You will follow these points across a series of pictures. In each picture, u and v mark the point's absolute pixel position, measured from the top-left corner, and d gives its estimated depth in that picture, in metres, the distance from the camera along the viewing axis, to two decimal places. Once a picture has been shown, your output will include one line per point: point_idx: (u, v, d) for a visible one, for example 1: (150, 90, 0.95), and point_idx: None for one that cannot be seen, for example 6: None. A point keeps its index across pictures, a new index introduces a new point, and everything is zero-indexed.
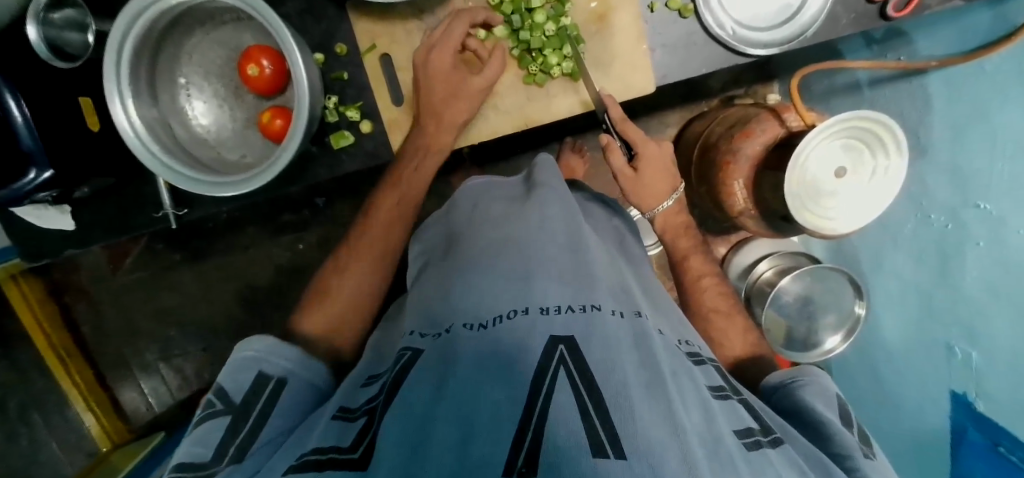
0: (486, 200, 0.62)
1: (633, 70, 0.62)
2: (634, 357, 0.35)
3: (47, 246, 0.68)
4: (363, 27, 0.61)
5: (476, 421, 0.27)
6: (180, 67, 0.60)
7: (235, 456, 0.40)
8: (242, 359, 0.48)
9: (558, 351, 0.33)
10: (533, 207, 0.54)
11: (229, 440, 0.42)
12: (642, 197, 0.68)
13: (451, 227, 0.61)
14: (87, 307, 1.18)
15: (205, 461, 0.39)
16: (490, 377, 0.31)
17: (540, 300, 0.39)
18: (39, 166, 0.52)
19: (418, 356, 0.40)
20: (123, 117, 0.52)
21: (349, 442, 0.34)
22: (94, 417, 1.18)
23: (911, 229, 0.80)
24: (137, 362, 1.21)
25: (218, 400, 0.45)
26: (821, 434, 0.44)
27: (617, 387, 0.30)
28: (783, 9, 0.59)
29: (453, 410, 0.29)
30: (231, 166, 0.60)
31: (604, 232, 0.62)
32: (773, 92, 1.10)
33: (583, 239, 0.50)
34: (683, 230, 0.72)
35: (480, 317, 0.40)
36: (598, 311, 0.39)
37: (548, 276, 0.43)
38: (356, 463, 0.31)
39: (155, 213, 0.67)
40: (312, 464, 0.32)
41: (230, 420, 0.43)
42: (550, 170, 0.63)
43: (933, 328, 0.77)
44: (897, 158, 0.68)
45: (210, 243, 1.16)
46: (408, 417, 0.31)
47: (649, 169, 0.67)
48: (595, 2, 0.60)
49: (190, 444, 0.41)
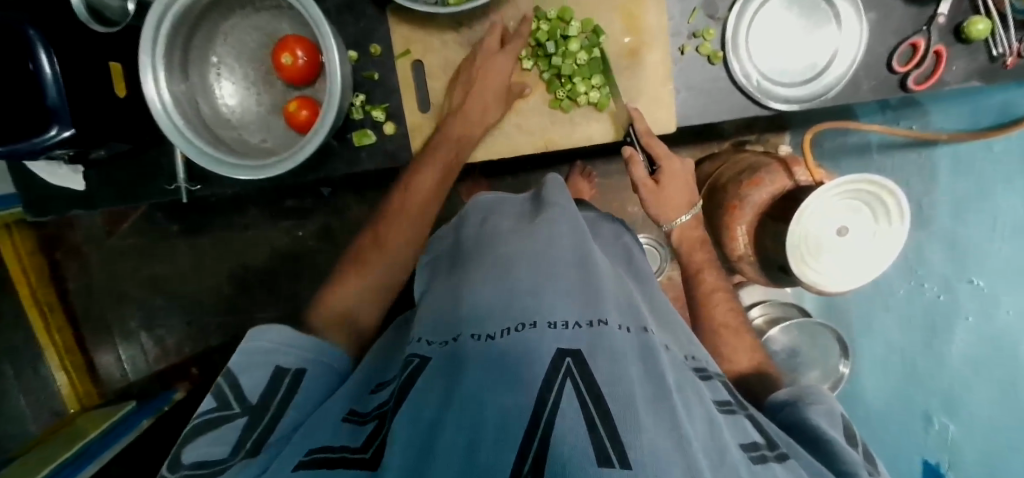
0: (497, 215, 0.62)
1: (658, 107, 0.62)
2: (640, 370, 0.35)
3: (51, 203, 0.68)
4: (399, 31, 0.62)
5: (483, 424, 0.29)
6: (214, 47, 0.60)
7: (251, 449, 0.39)
8: (253, 349, 0.47)
9: (565, 363, 0.34)
10: (543, 223, 0.54)
11: (247, 432, 0.41)
12: (664, 209, 0.67)
13: (462, 236, 0.61)
14: (78, 266, 1.18)
15: (220, 458, 0.39)
16: (499, 380, 0.32)
17: (548, 315, 0.39)
18: (61, 124, 0.52)
19: (425, 363, 0.40)
20: (154, 91, 0.53)
21: (360, 442, 0.35)
22: (67, 377, 1.16)
23: (903, 294, 0.83)
24: (119, 328, 1.20)
25: (233, 399, 0.43)
26: (829, 454, 0.44)
27: (621, 396, 0.31)
28: (808, 68, 0.60)
29: (462, 416, 0.30)
30: (251, 149, 0.61)
31: (612, 252, 0.63)
32: (784, 142, 1.12)
33: (591, 254, 0.49)
34: (699, 244, 0.70)
35: (489, 328, 0.39)
36: (606, 326, 0.38)
37: (557, 293, 0.42)
38: (367, 463, 0.32)
39: (168, 185, 0.67)
40: (321, 462, 0.33)
41: (245, 418, 0.42)
42: (560, 190, 0.63)
43: (915, 395, 0.81)
44: (901, 222, 0.70)
45: (209, 218, 1.16)
46: (416, 420, 0.32)
47: (670, 183, 0.66)
48: (629, 37, 0.61)
49: (204, 442, 0.40)
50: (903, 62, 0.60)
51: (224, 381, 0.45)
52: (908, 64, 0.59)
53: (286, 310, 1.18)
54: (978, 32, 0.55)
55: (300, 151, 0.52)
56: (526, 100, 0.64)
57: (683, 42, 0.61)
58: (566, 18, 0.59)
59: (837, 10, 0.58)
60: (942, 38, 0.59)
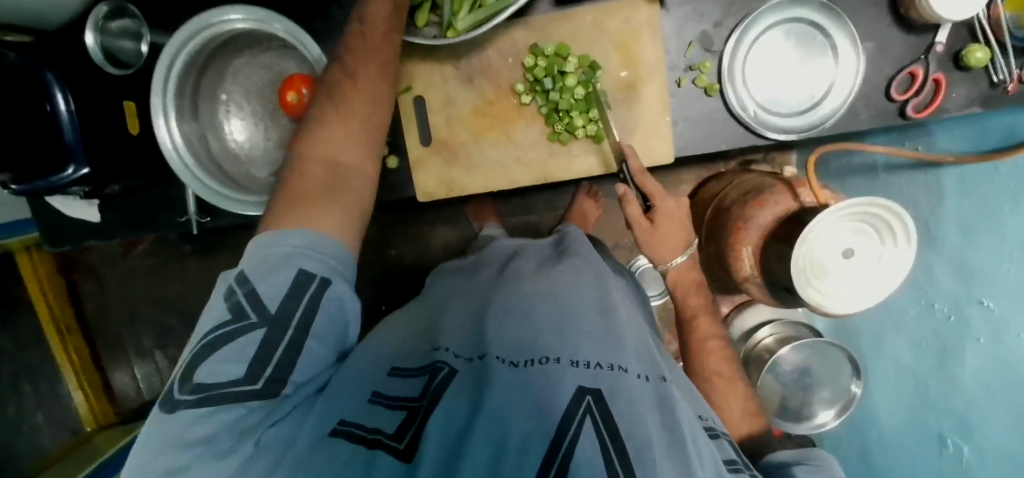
0: (522, 257, 0.63)
1: (655, 139, 0.63)
2: (657, 419, 0.35)
3: (68, 233, 0.70)
4: (402, 68, 0.64)
5: (506, 445, 0.31)
6: (224, 85, 0.62)
7: (270, 382, 0.36)
8: (276, 251, 0.40)
9: (585, 400, 0.33)
10: (565, 266, 0.55)
11: (268, 352, 0.37)
12: (657, 251, 0.65)
13: (479, 279, 0.61)
14: (95, 285, 1.20)
15: (240, 382, 0.35)
16: (529, 407, 0.33)
17: (571, 353, 0.39)
18: (77, 162, 0.54)
19: (453, 376, 0.39)
20: (165, 132, 0.57)
21: (394, 428, 0.35)
22: (83, 394, 1.19)
23: (913, 315, 0.82)
24: (134, 348, 1.23)
25: (249, 304, 0.37)
26: None
27: (640, 441, 0.31)
28: (805, 99, 0.61)
29: (488, 432, 0.32)
30: (259, 184, 0.62)
31: (626, 293, 0.60)
32: (791, 160, 1.11)
33: (613, 305, 0.50)
34: (695, 286, 0.68)
35: (515, 355, 0.40)
36: (624, 372, 0.39)
37: (579, 333, 0.42)
38: (403, 454, 0.33)
39: (178, 217, 0.69)
40: (357, 437, 0.34)
41: (263, 330, 0.37)
42: (581, 241, 0.64)
43: (928, 418, 0.81)
44: (907, 245, 0.70)
45: (221, 240, 1.18)
46: (445, 436, 0.33)
47: (665, 223, 0.64)
48: (626, 71, 0.61)
49: (217, 359, 0.35)
50: (902, 90, 0.60)
51: (238, 287, 0.38)
52: (906, 92, 0.59)
53: None
54: (977, 60, 0.55)
55: None
56: (525, 132, 0.65)
57: (680, 75, 0.62)
58: (564, 54, 0.60)
59: (834, 41, 0.59)
60: (941, 66, 0.59)
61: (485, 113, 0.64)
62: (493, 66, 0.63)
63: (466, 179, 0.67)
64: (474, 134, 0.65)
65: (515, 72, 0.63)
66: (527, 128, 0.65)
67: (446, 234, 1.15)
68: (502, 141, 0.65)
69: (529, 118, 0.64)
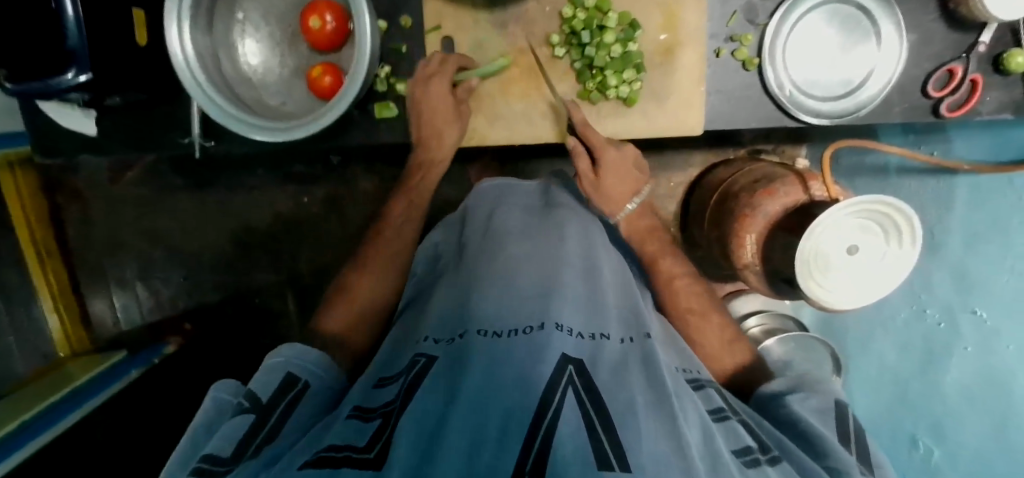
0: (505, 208, 0.59)
1: (686, 109, 0.61)
2: (642, 376, 0.36)
3: (62, 145, 0.67)
4: (432, 6, 0.61)
5: (485, 433, 0.27)
6: (240, 2, 0.59)
7: (255, 450, 0.35)
8: (270, 365, 0.46)
9: (567, 371, 0.33)
10: (555, 228, 0.54)
11: (254, 433, 0.37)
12: (606, 201, 0.62)
13: (469, 231, 0.58)
14: (79, 210, 1.16)
15: (225, 456, 0.34)
16: (510, 382, 0.31)
17: (557, 317, 0.38)
18: (79, 67, 0.50)
19: (432, 364, 0.37)
20: (177, 44, 0.52)
21: (365, 441, 0.31)
22: (59, 319, 1.15)
23: (902, 319, 0.83)
24: (115, 277, 1.20)
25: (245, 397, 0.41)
26: (819, 452, 0.39)
27: (621, 404, 0.31)
28: (842, 84, 0.59)
29: (464, 416, 0.28)
30: (270, 110, 0.60)
31: (611, 255, 0.56)
32: (802, 155, 1.11)
33: (598, 267, 0.50)
34: (650, 233, 0.65)
35: (495, 325, 0.38)
36: (607, 340, 0.39)
37: (568, 298, 0.42)
38: (372, 463, 0.28)
39: (181, 138, 0.66)
40: (326, 461, 0.28)
41: (252, 416, 0.38)
42: (565, 196, 0.64)
43: (903, 415, 0.84)
44: (911, 248, 0.71)
45: (216, 176, 1.15)
46: (422, 419, 0.30)
47: (611, 172, 0.60)
48: (665, 35, 0.60)
49: (212, 443, 0.36)
50: (938, 87, 0.59)
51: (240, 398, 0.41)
52: (943, 89, 0.59)
53: (285, 274, 1.18)
54: (1017, 64, 0.55)
55: (296, 124, 0.52)
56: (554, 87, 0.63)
57: (719, 45, 0.60)
58: (604, 9, 0.58)
59: (879, 28, 0.58)
60: (980, 67, 0.58)
61: (516, 64, 0.62)
62: (529, 15, 0.61)
63: (488, 129, 0.65)
64: (500, 84, 0.63)
65: (550, 24, 0.61)
66: (557, 83, 0.63)
67: (447, 192, 1.13)
68: (530, 95, 0.63)
69: (558, 72, 0.62)
